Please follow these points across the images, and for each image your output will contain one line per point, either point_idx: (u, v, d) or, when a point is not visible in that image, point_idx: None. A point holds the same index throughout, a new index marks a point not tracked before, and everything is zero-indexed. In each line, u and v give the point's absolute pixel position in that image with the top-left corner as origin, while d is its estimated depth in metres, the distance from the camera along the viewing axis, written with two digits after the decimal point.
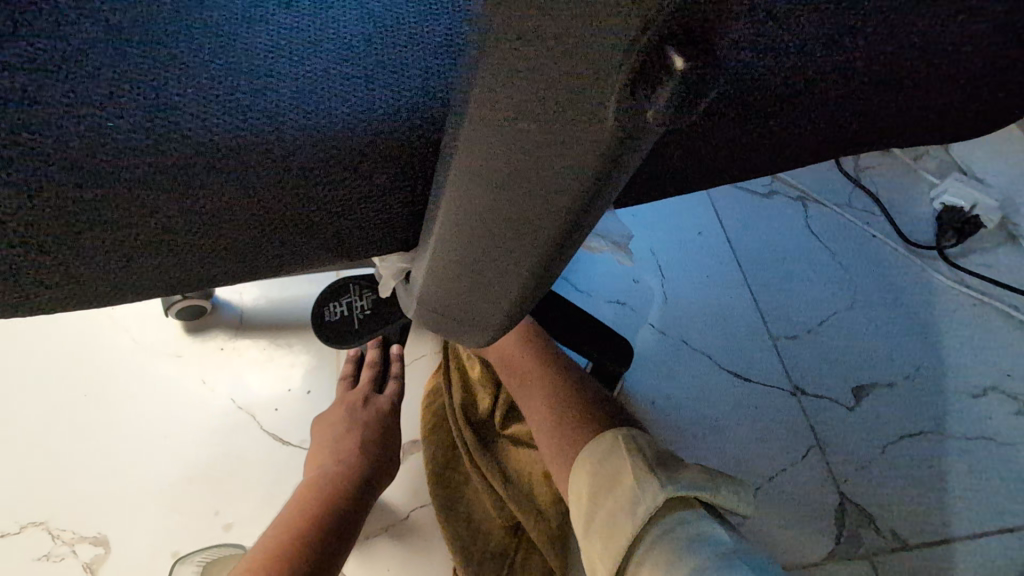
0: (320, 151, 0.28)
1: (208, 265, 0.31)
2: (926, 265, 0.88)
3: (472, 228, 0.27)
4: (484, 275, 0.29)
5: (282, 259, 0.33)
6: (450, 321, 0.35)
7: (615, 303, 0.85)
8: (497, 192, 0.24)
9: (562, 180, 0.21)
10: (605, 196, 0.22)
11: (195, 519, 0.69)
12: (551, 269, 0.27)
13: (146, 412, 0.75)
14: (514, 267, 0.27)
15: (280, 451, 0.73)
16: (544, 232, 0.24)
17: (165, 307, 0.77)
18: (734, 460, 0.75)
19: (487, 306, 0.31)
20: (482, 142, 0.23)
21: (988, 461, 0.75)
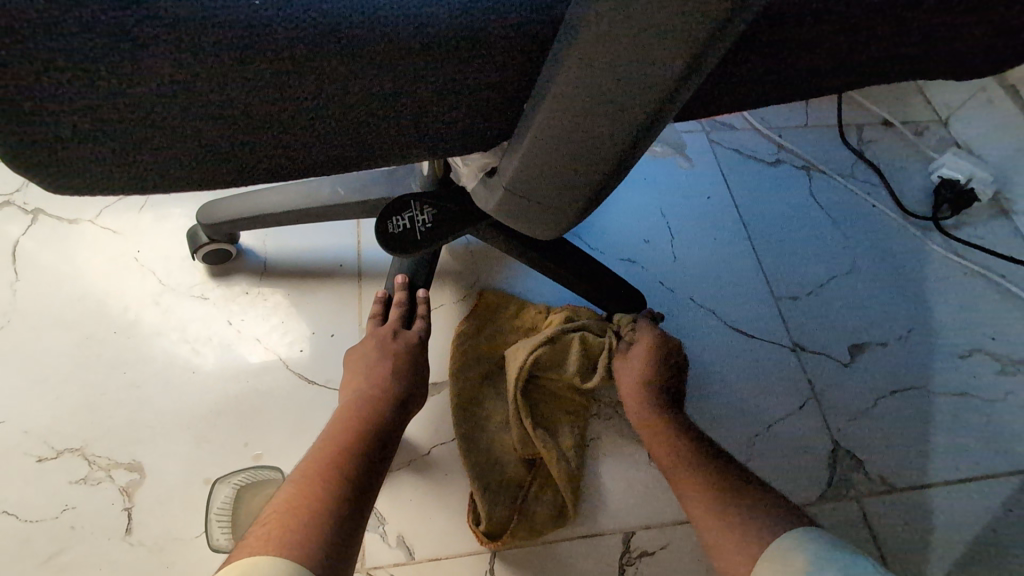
0: (437, 42, 0.30)
1: (350, 152, 0.36)
2: (923, 234, 0.93)
3: (589, 92, 0.31)
4: (584, 156, 0.36)
5: (401, 147, 0.37)
6: (548, 199, 0.41)
7: (627, 260, 0.89)
8: (622, 51, 0.28)
9: (665, 69, 0.29)
10: (720, 43, 0.27)
11: (227, 448, 0.73)
12: (643, 141, 0.35)
13: (176, 350, 0.78)
14: (615, 144, 0.35)
15: (305, 389, 0.77)
16: (644, 109, 0.32)
17: (196, 249, 0.79)
18: (735, 406, 0.80)
19: (582, 183, 0.38)
20: (589, 48, 0.29)
21: (971, 414, 0.80)
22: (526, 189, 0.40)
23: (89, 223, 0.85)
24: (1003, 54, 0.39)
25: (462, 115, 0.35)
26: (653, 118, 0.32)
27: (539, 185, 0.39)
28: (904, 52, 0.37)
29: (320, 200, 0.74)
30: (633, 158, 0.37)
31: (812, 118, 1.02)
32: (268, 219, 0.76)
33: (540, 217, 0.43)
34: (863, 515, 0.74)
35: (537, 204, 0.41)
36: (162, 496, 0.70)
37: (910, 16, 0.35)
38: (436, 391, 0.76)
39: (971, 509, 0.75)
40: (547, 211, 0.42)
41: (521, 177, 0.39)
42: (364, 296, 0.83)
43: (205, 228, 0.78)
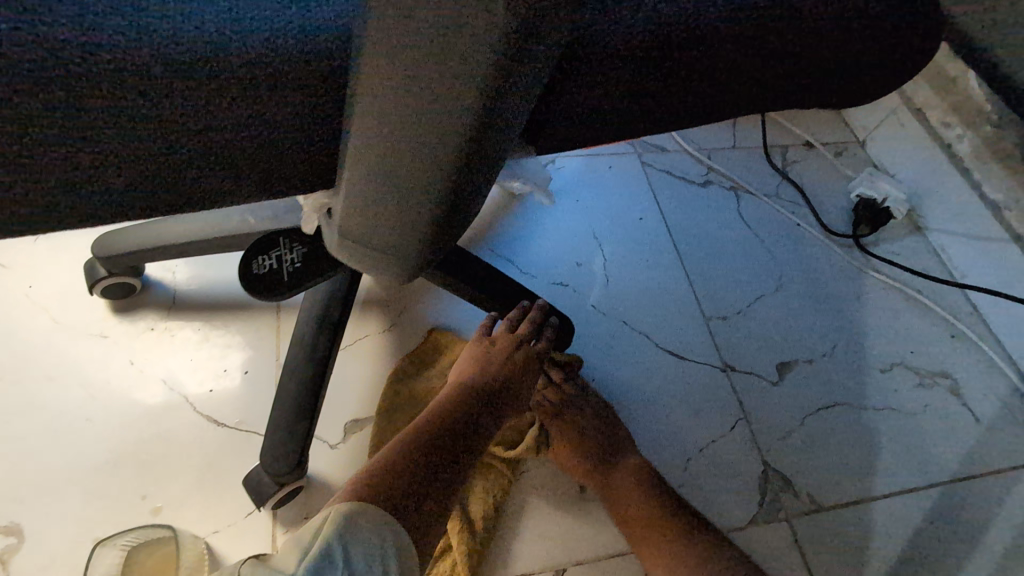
0: (231, 64, 0.25)
1: (144, 194, 0.28)
2: (844, 252, 0.95)
3: (388, 113, 0.27)
4: (413, 188, 0.30)
5: (224, 190, 0.31)
6: (384, 245, 0.35)
7: (559, 284, 0.88)
8: (410, 66, 0.25)
9: (461, 85, 0.25)
10: (519, 57, 0.24)
11: (122, 502, 0.67)
12: (481, 166, 0.30)
13: (67, 395, 0.72)
14: (440, 183, 0.30)
15: (213, 432, 0.71)
16: (468, 125, 0.26)
17: (91, 284, 0.73)
18: (668, 430, 0.79)
19: (422, 223, 0.33)
20: (383, 52, 0.24)
21: (893, 428, 0.82)
22: (367, 230, 0.35)
23: None
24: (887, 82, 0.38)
25: (287, 148, 0.30)
26: (472, 146, 0.28)
27: (379, 226, 0.34)
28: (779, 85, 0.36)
29: (225, 230, 0.69)
30: (473, 200, 0.32)
31: (738, 140, 1.05)
32: (168, 251, 0.71)
33: (384, 265, 0.37)
34: (794, 535, 0.74)
35: (375, 247, 0.36)
36: (44, 561, 0.63)
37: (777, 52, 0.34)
38: (357, 428, 0.73)
39: (897, 525, 0.76)
40: (386, 257, 0.36)
41: (359, 216, 0.34)
42: (283, 328, 0.79)
43: (102, 262, 0.72)
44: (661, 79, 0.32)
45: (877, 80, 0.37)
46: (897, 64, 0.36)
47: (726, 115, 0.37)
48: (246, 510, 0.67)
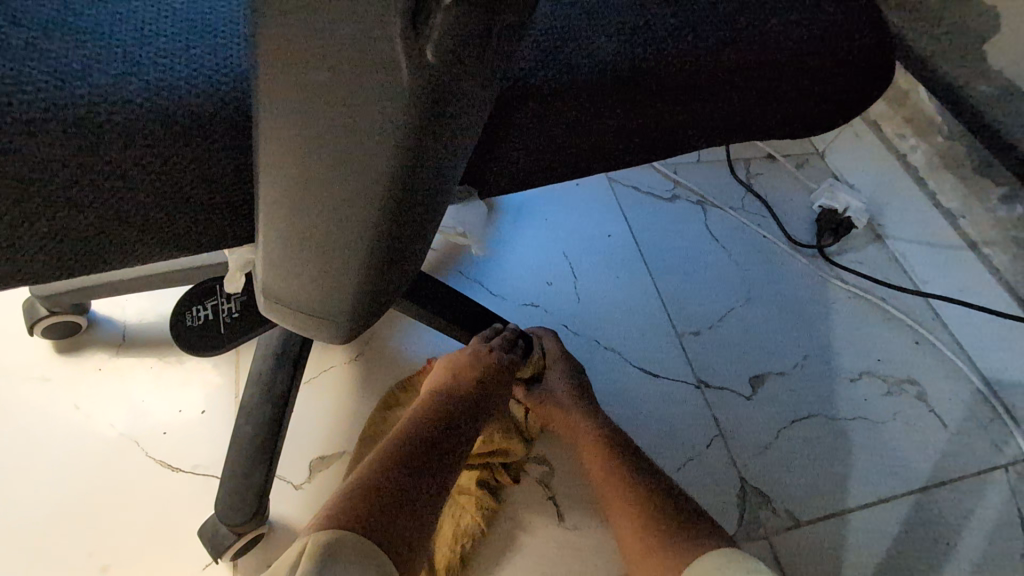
0: (119, 141, 0.26)
1: (53, 264, 0.29)
2: (809, 262, 0.97)
3: (303, 170, 0.27)
4: (337, 237, 0.29)
5: (134, 256, 0.31)
6: (319, 301, 0.34)
7: (530, 305, 0.87)
8: (317, 132, 0.25)
9: (377, 150, 0.25)
10: (436, 119, 0.24)
11: (67, 560, 0.62)
12: (409, 217, 0.29)
13: (5, 445, 0.67)
14: (369, 236, 0.29)
15: (167, 478, 0.67)
16: (386, 175, 0.26)
17: (32, 324, 0.69)
18: (645, 449, 0.78)
19: (351, 274, 0.31)
20: (284, 98, 0.24)
21: (866, 437, 0.82)
22: (295, 284, 0.33)
23: None
24: (840, 99, 0.38)
25: (191, 216, 0.31)
26: (401, 201, 0.27)
27: (306, 279, 0.32)
28: (728, 107, 0.37)
29: (171, 265, 0.66)
30: (409, 250, 0.32)
31: (703, 154, 1.06)
32: (110, 288, 0.66)
33: (322, 321, 0.35)
34: (774, 552, 0.73)
35: (311, 300, 0.34)
36: None
37: (722, 76, 0.35)
38: (323, 466, 0.70)
39: (874, 535, 0.76)
40: (322, 311, 0.34)
41: (286, 268, 0.33)
42: (241, 362, 0.74)
43: (41, 301, 0.67)
44: (587, 120, 0.34)
45: (815, 102, 0.38)
46: (832, 88, 0.37)
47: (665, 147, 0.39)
48: (205, 560, 0.64)
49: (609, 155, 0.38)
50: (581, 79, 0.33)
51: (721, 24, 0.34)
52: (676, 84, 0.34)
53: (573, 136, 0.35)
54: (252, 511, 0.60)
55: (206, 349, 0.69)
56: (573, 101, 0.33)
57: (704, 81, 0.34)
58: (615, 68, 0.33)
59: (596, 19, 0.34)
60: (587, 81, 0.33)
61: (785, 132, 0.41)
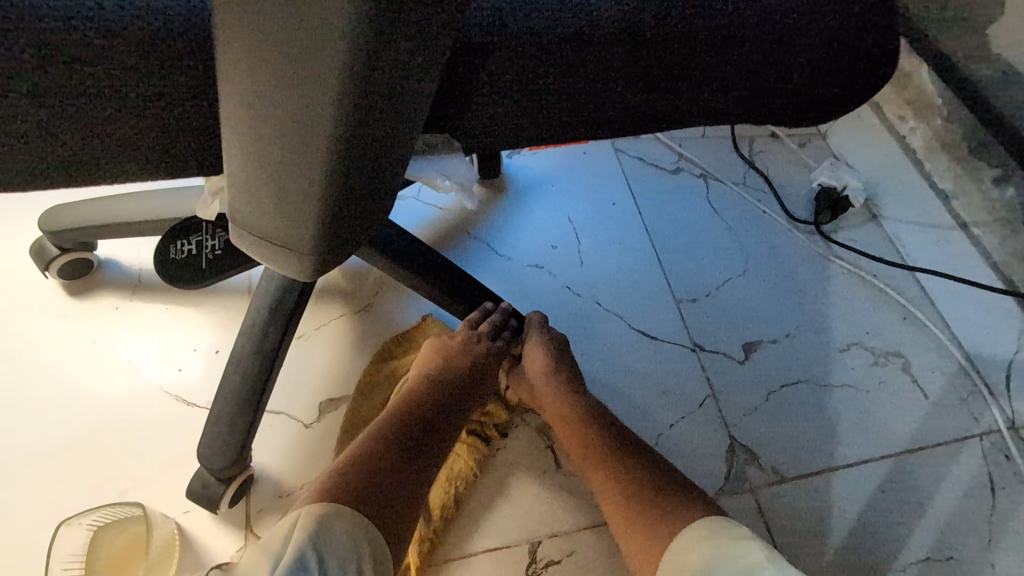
0: (86, 52, 0.28)
1: (45, 168, 0.32)
2: (806, 237, 1.00)
3: (258, 88, 0.28)
4: (295, 175, 0.32)
5: (118, 166, 0.33)
6: (283, 228, 0.35)
7: (534, 266, 0.89)
8: (268, 48, 0.26)
9: (326, 68, 0.26)
10: (382, 40, 0.25)
11: (84, 484, 0.65)
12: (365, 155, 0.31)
13: (25, 375, 0.69)
14: (326, 158, 0.30)
15: (181, 412, 0.69)
16: (333, 112, 0.28)
17: (45, 261, 0.71)
18: (640, 406, 0.82)
19: (312, 200, 0.33)
20: (241, 13, 0.25)
21: (851, 405, 0.86)
22: (261, 211, 0.35)
23: None
24: (862, 57, 0.37)
25: (164, 127, 0.32)
26: (353, 122, 0.29)
27: (275, 219, 0.35)
28: (735, 66, 0.35)
29: (177, 209, 0.67)
30: (367, 175, 0.33)
31: (708, 129, 1.08)
32: (127, 229, 0.68)
33: (287, 249, 0.37)
34: (758, 506, 0.77)
35: (278, 228, 0.35)
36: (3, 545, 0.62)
37: (726, 32, 0.34)
38: (332, 408, 0.73)
39: (853, 494, 0.80)
40: (289, 238, 0.36)
41: (258, 209, 0.35)
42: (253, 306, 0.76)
43: (49, 238, 0.69)
44: (557, 71, 0.34)
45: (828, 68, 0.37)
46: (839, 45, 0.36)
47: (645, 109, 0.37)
48: None
49: (619, 115, 0.37)
50: (578, 30, 0.32)
51: None
52: (675, 37, 0.33)
53: (544, 87, 0.35)
54: (230, 458, 0.62)
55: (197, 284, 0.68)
56: (571, 52, 0.33)
57: (702, 39, 0.34)
58: (610, 22, 0.32)
59: None
60: (584, 32, 0.32)
61: (808, 105, 0.39)
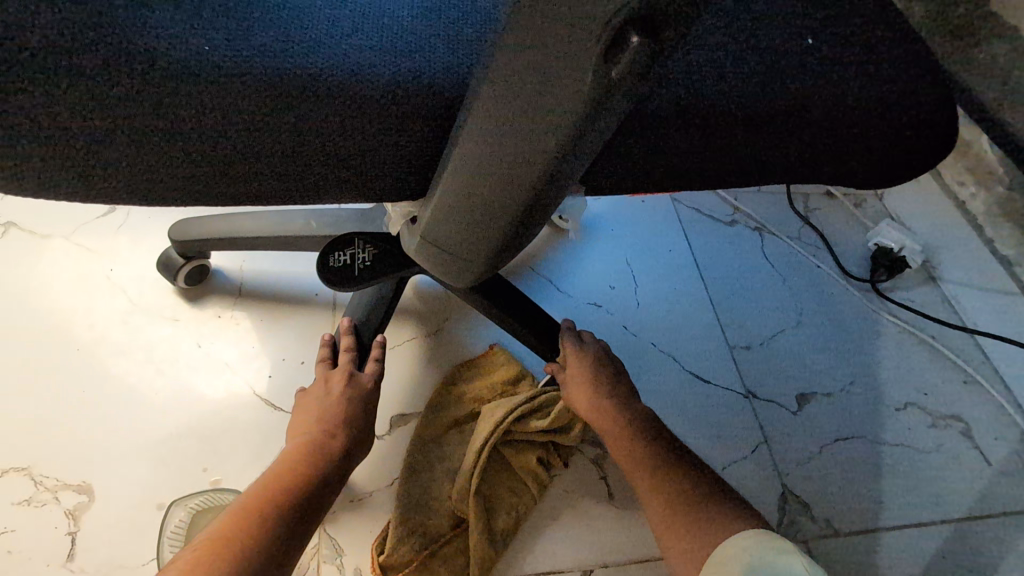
0: (372, 101, 0.36)
1: (287, 189, 0.39)
2: (861, 294, 1.01)
3: (484, 153, 0.35)
4: (483, 216, 0.39)
5: (340, 190, 0.40)
6: (462, 252, 0.43)
7: (593, 305, 0.94)
8: (505, 125, 0.33)
9: (545, 147, 0.33)
10: (594, 127, 0.32)
11: (182, 472, 0.72)
12: (536, 210, 0.38)
13: (137, 370, 0.78)
14: (517, 208, 0.38)
15: (269, 415, 0.76)
16: (531, 182, 0.35)
17: (171, 268, 0.80)
18: (692, 448, 0.83)
19: (495, 235, 0.40)
20: (499, 96, 0.32)
21: (908, 464, 0.85)
22: (445, 237, 0.42)
23: (62, 240, 0.86)
24: (929, 141, 0.42)
25: (392, 166, 0.39)
26: (546, 185, 0.36)
27: (455, 240, 0.42)
28: (821, 143, 0.40)
29: (293, 230, 0.75)
30: (538, 219, 0.40)
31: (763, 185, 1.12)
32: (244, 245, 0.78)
33: (460, 266, 0.44)
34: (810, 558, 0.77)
35: (456, 250, 0.43)
36: (111, 520, 0.68)
37: (810, 114, 0.40)
38: (403, 423, 0.78)
39: (909, 556, 0.79)
40: (465, 258, 0.43)
41: (439, 229, 0.42)
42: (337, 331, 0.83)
43: (177, 246, 0.79)
44: (694, 148, 0.40)
45: (900, 161, 0.43)
46: (914, 149, 0.42)
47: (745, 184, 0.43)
48: None
49: (710, 178, 0.43)
50: (681, 103, 0.39)
51: (816, 54, 0.42)
52: (770, 117, 0.39)
53: (677, 160, 0.41)
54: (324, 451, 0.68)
55: (348, 290, 0.68)
56: (676, 119, 0.39)
57: (792, 117, 0.39)
58: (711, 99, 0.39)
59: (708, 63, 0.40)
60: (688, 105, 0.39)
61: (875, 180, 0.45)
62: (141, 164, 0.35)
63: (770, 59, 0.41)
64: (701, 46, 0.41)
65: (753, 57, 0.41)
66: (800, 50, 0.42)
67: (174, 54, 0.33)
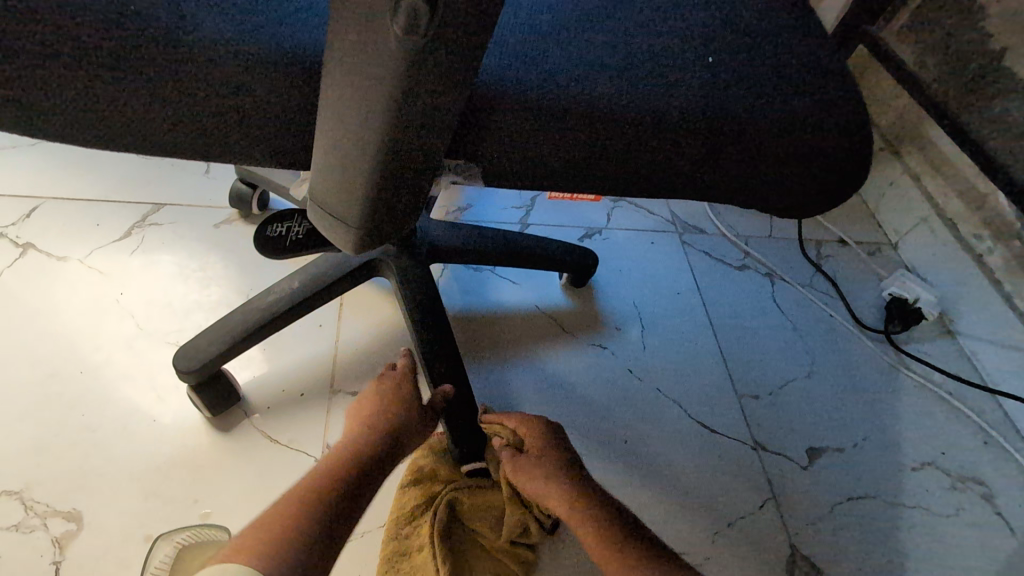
0: (304, 66, 0.34)
1: (217, 150, 0.37)
2: (875, 346, 0.99)
3: (333, 82, 0.32)
4: (349, 160, 0.35)
5: (273, 158, 0.39)
6: (334, 208, 0.39)
7: (598, 346, 0.93)
8: (348, 48, 0.31)
9: (384, 72, 0.30)
10: (431, 51, 0.29)
11: (174, 504, 0.70)
12: (407, 153, 0.35)
13: (138, 394, 0.78)
14: (372, 152, 0.34)
15: (265, 448, 0.75)
16: (383, 117, 0.32)
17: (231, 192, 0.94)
18: (698, 500, 0.80)
19: (356, 186, 0.37)
20: (342, 20, 0.30)
21: (925, 529, 0.81)
22: (321, 190, 0.39)
23: (77, 263, 0.88)
24: None
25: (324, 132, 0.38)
26: (399, 123, 0.33)
27: (331, 187, 0.38)
28: (812, 163, 0.41)
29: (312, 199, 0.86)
30: (404, 176, 0.37)
31: (774, 231, 1.12)
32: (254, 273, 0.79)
33: (337, 225, 0.40)
34: None
35: (328, 205, 0.39)
36: (97, 551, 0.66)
37: (792, 136, 0.40)
38: (398, 460, 0.76)
39: None
40: (336, 213, 0.39)
41: (317, 174, 0.38)
42: (337, 373, 0.83)
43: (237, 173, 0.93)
44: (649, 158, 0.40)
45: (808, 159, 0.41)
46: (821, 147, 0.40)
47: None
48: None
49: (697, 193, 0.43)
50: (664, 118, 0.39)
51: (822, 102, 0.41)
52: (750, 138, 0.39)
53: (660, 171, 0.41)
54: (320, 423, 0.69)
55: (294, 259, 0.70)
56: (659, 135, 0.39)
57: (773, 138, 0.40)
58: (691, 113, 0.39)
59: (677, 74, 0.41)
60: (670, 119, 0.39)
61: None
62: (97, 126, 0.34)
63: (747, 80, 0.41)
64: (701, 73, 0.41)
65: (721, 76, 0.41)
66: (804, 92, 0.42)
67: (120, 18, 0.32)
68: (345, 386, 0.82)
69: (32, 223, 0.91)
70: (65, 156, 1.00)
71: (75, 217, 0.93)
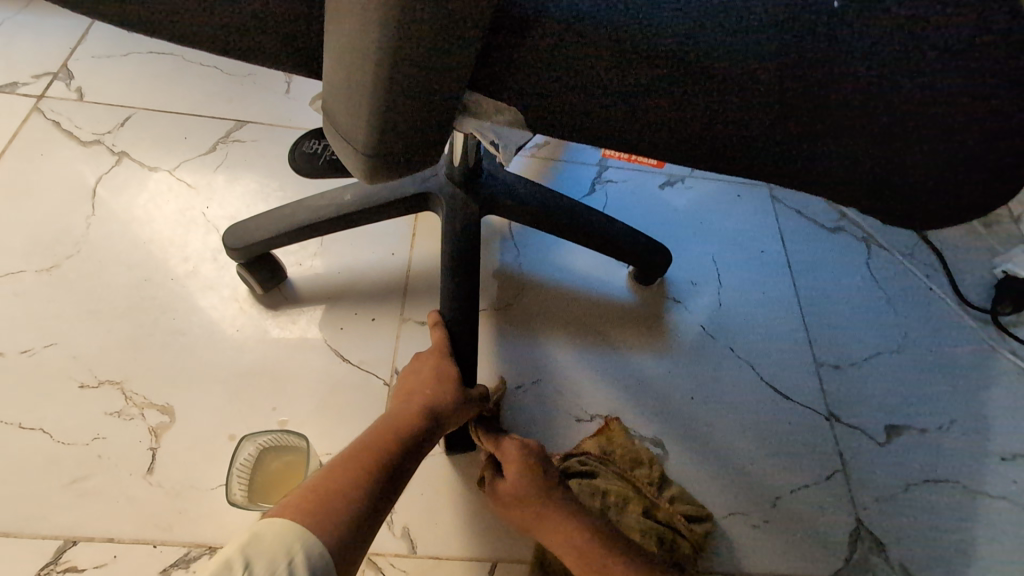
0: None
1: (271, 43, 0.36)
2: (979, 327, 0.90)
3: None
4: (359, 66, 0.33)
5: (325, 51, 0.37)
6: (345, 123, 0.38)
7: (673, 300, 0.89)
8: None
9: None
10: None
11: (254, 409, 0.75)
12: (414, 80, 0.34)
13: (221, 304, 0.81)
14: (383, 61, 0.32)
15: (339, 366, 0.78)
16: (385, 32, 0.31)
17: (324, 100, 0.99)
18: (762, 463, 0.78)
19: (366, 101, 0.35)
20: None
21: (1006, 521, 0.76)
22: (336, 102, 0.38)
23: (166, 173, 0.91)
24: None
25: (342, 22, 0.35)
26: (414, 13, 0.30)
27: (343, 110, 0.37)
28: (999, 108, 0.33)
29: None
30: (420, 93, 0.34)
31: None
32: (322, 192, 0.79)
33: (347, 142, 0.40)
34: None
35: (341, 119, 0.38)
36: (187, 444, 0.72)
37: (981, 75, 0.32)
38: None
39: None
40: (347, 128, 0.38)
41: (332, 91, 0.37)
42: (406, 302, 0.84)
43: None
44: (758, 97, 0.34)
45: (913, 135, 0.34)
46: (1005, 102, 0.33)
47: (869, 172, 0.36)
48: None
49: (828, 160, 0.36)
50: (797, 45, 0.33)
51: None
52: (899, 82, 0.33)
53: (765, 119, 0.35)
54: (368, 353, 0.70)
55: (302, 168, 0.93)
56: (784, 65, 0.32)
57: (940, 85, 0.32)
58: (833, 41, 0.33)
59: None
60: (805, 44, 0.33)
61: None
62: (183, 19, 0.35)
63: None
64: None
65: None
66: None
67: None
68: (413, 313, 0.83)
69: (126, 132, 0.95)
70: (153, 66, 1.02)
71: (164, 129, 0.96)
